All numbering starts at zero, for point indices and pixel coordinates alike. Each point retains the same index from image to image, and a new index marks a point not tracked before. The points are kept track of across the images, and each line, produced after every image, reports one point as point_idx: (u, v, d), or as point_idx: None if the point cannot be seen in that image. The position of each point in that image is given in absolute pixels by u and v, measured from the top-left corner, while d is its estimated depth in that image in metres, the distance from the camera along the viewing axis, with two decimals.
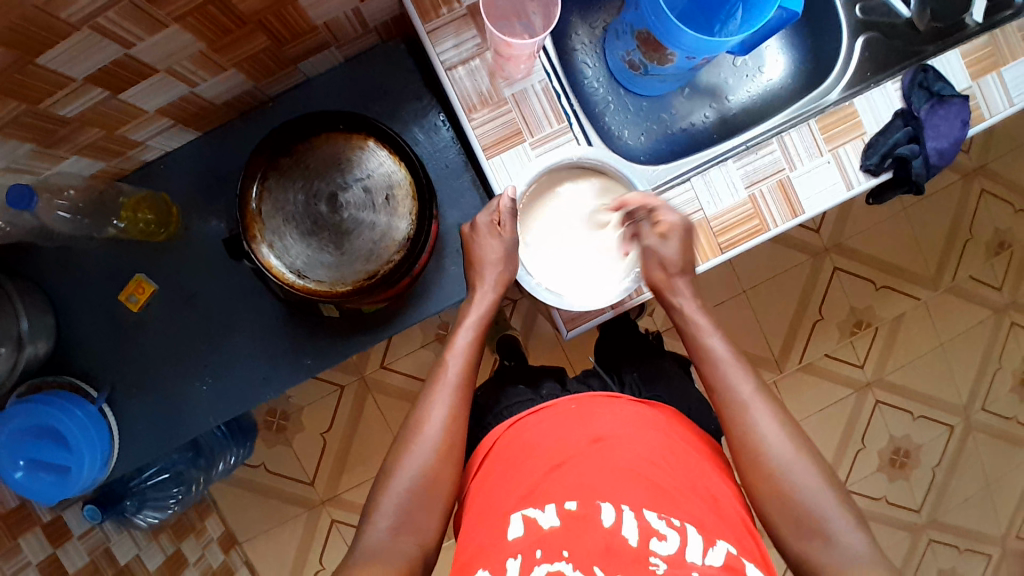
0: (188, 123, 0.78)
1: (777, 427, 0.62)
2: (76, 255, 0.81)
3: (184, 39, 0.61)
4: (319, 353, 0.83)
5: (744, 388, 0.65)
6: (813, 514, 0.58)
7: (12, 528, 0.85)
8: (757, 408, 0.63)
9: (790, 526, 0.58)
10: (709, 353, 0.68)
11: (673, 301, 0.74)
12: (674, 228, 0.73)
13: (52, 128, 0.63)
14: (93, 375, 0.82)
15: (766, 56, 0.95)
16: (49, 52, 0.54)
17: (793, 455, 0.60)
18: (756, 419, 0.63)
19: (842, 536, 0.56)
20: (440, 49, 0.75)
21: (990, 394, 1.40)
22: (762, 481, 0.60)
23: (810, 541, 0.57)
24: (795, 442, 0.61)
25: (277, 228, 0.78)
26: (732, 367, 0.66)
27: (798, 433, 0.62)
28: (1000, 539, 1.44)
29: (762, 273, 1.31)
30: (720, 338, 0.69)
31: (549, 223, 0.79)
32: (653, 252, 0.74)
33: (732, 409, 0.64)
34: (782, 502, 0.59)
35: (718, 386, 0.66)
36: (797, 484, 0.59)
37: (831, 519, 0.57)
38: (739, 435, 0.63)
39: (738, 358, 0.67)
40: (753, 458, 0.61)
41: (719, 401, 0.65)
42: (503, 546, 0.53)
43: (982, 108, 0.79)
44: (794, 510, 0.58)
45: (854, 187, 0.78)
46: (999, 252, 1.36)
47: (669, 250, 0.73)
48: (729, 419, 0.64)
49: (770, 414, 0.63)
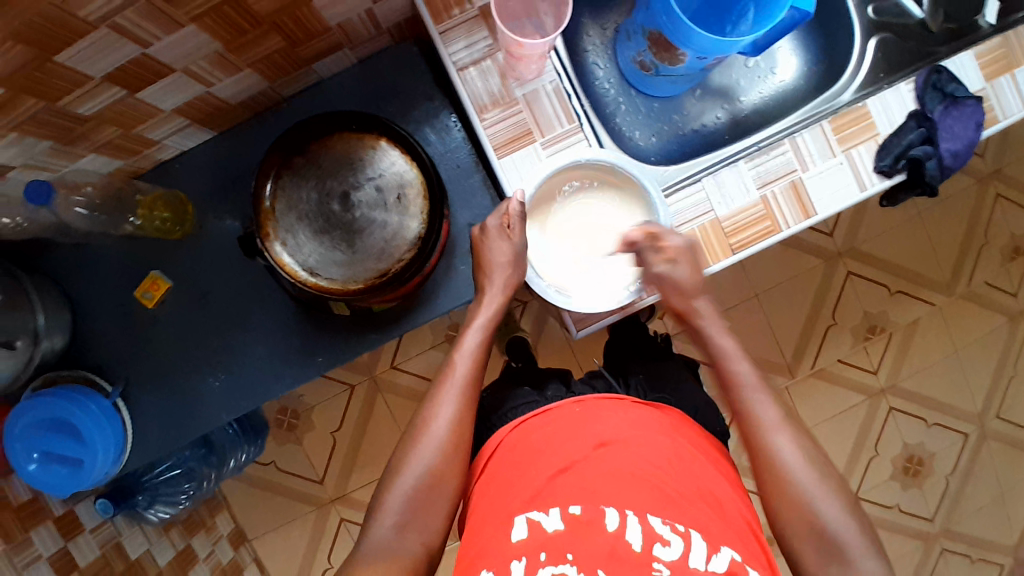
0: (204, 122, 0.79)
1: (800, 453, 0.61)
2: (92, 251, 0.82)
3: (199, 39, 0.62)
4: (329, 351, 0.84)
5: (768, 414, 0.64)
6: (834, 539, 0.58)
7: (25, 521, 0.86)
8: (781, 434, 0.63)
9: (808, 549, 0.58)
10: (731, 376, 0.67)
11: (699, 325, 0.72)
12: (681, 252, 0.72)
13: (69, 126, 0.65)
14: (107, 370, 0.83)
15: (778, 56, 0.94)
16: (68, 50, 0.55)
17: (815, 481, 0.60)
18: (780, 445, 0.62)
19: (862, 563, 0.56)
20: (451, 49, 0.76)
21: (1005, 401, 1.38)
22: (784, 506, 0.60)
23: (830, 566, 0.57)
24: (817, 468, 0.61)
25: (289, 225, 0.79)
26: (756, 392, 0.65)
27: (818, 456, 0.62)
28: (1014, 550, 1.41)
29: (774, 276, 1.31)
30: (746, 364, 0.68)
31: (558, 226, 0.80)
32: (667, 277, 0.71)
33: (755, 434, 0.63)
34: (802, 525, 0.59)
35: (742, 411, 0.65)
36: (821, 511, 0.59)
37: (852, 545, 0.57)
38: (762, 459, 0.62)
39: (763, 382, 0.66)
40: (775, 482, 0.61)
41: (742, 424, 0.65)
42: (506, 547, 0.53)
43: (996, 109, 0.78)
44: (815, 532, 0.58)
45: (867, 189, 0.77)
46: (1014, 258, 1.34)
47: (681, 274, 0.71)
48: (751, 442, 0.64)
49: (794, 439, 0.62)
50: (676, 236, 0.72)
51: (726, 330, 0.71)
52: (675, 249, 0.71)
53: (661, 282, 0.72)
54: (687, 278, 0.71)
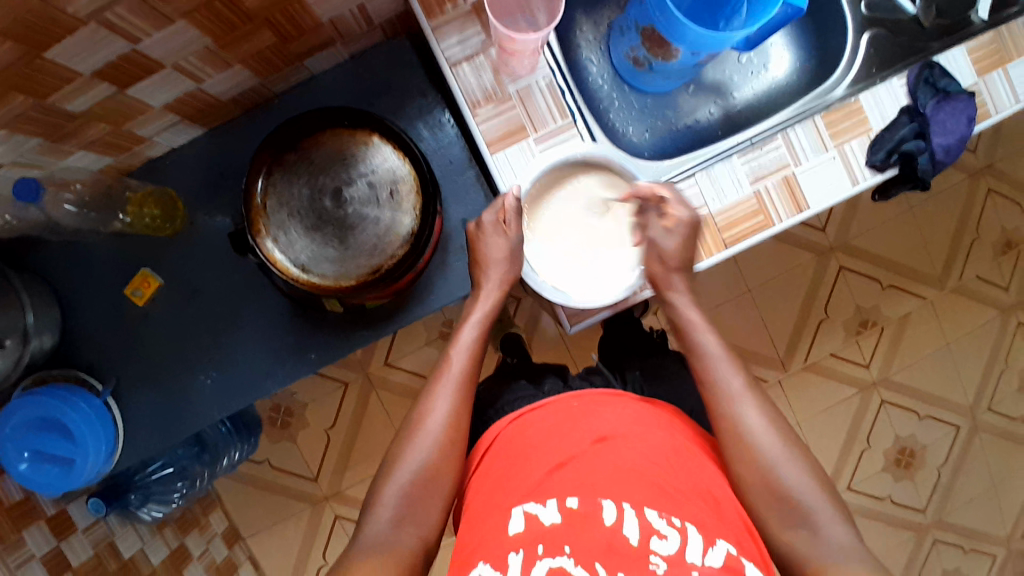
0: (194, 118, 0.78)
1: (764, 421, 0.62)
2: (82, 249, 0.82)
3: (190, 34, 0.61)
4: (323, 348, 0.84)
5: (732, 382, 0.65)
6: (799, 503, 0.58)
7: (16, 521, 0.85)
8: (744, 401, 0.64)
9: (773, 514, 0.59)
10: (699, 347, 0.68)
11: (670, 297, 0.74)
12: (682, 222, 0.73)
13: (58, 123, 0.64)
14: (98, 369, 0.82)
15: (771, 52, 0.94)
16: (56, 47, 0.54)
17: (779, 447, 0.61)
18: (743, 412, 0.63)
19: (827, 527, 0.57)
20: (444, 45, 0.76)
21: (996, 394, 1.39)
22: (748, 471, 0.60)
23: (796, 531, 0.58)
24: (780, 435, 0.62)
25: (281, 222, 0.79)
26: (720, 361, 0.67)
27: (782, 424, 0.63)
28: (1004, 540, 1.43)
29: (767, 271, 1.31)
30: (711, 335, 0.69)
31: (553, 217, 0.79)
32: (655, 244, 0.74)
33: (720, 402, 0.64)
34: (766, 490, 0.59)
35: (706, 380, 0.66)
36: (784, 476, 0.59)
37: (815, 509, 0.58)
38: (726, 427, 0.63)
39: (727, 352, 0.67)
40: (738, 448, 0.62)
41: (707, 395, 0.66)
42: (503, 540, 0.53)
43: (988, 104, 0.79)
44: (779, 497, 0.59)
45: (860, 183, 0.78)
46: (1005, 252, 1.35)
47: (669, 244, 0.73)
48: (715, 410, 0.65)
49: (757, 407, 0.63)
50: (682, 206, 0.74)
51: (693, 302, 0.73)
52: (678, 219, 0.73)
53: (649, 247, 0.74)
54: (671, 248, 0.73)
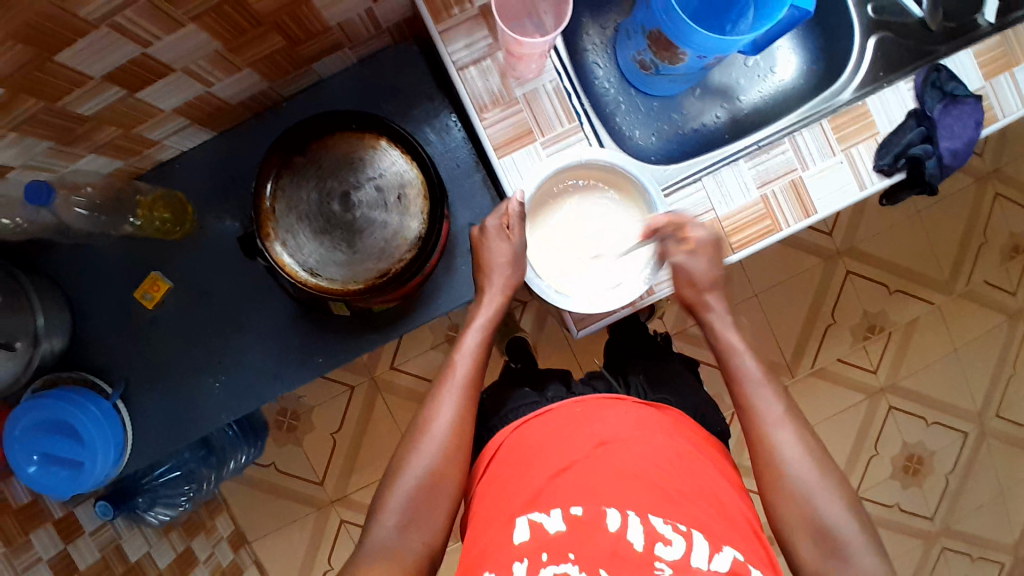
0: (204, 122, 0.79)
1: (801, 449, 0.61)
2: (92, 252, 0.82)
3: (199, 37, 0.62)
4: (329, 351, 0.84)
5: (772, 409, 0.64)
6: (834, 535, 0.57)
7: (24, 524, 0.86)
8: (782, 429, 0.63)
9: (806, 545, 0.58)
10: (737, 371, 0.68)
11: (706, 317, 0.73)
12: (704, 244, 0.72)
13: (70, 126, 0.65)
14: (106, 371, 0.83)
15: (777, 56, 0.94)
16: (67, 50, 0.55)
17: (816, 477, 0.60)
18: (781, 440, 0.62)
19: (861, 558, 0.56)
20: (452, 49, 0.76)
21: (1005, 399, 1.38)
22: (784, 502, 0.60)
23: (829, 562, 0.57)
24: (817, 464, 0.61)
25: (289, 226, 0.79)
26: (759, 387, 0.66)
27: (820, 453, 0.62)
28: (1014, 548, 1.41)
29: (773, 276, 1.31)
30: (751, 359, 0.68)
31: (555, 225, 0.80)
32: (683, 267, 0.72)
33: (756, 428, 0.64)
34: (801, 521, 0.59)
35: (745, 405, 0.66)
36: (820, 507, 0.59)
37: (850, 540, 0.57)
38: (762, 454, 0.63)
39: (767, 377, 0.67)
40: (774, 476, 0.61)
41: (745, 420, 0.65)
42: (507, 550, 0.53)
43: (995, 108, 0.78)
44: (815, 529, 0.58)
45: (867, 187, 0.77)
46: (1013, 256, 1.35)
47: (697, 265, 0.72)
48: (753, 436, 0.64)
49: (795, 434, 0.63)
50: (699, 227, 0.73)
51: (731, 323, 0.72)
52: (699, 240, 0.71)
53: (677, 271, 0.73)
54: (701, 270, 0.72)
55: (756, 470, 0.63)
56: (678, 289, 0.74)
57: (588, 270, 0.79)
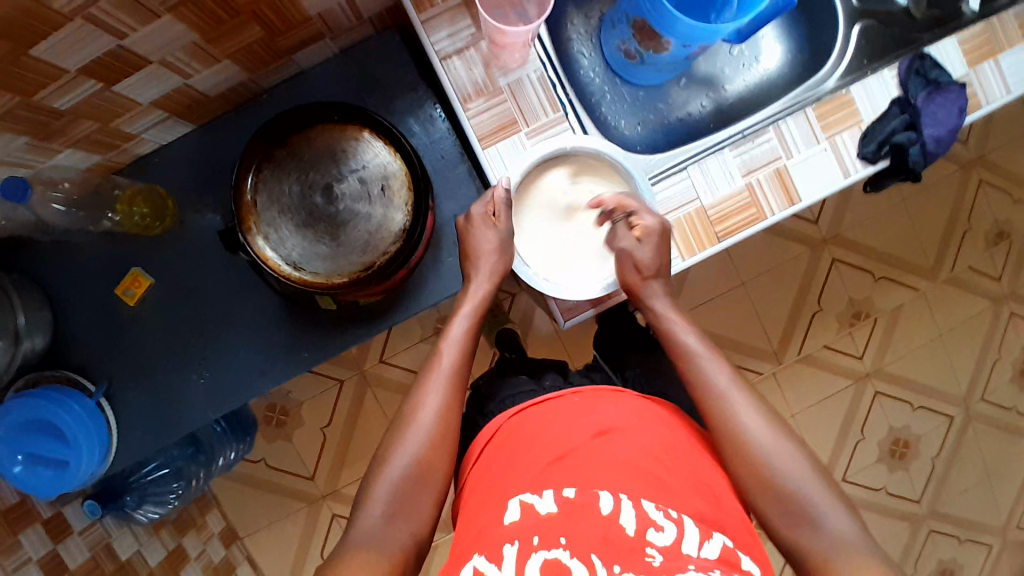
0: (182, 114, 0.77)
1: (756, 416, 0.62)
2: (72, 249, 0.81)
3: (176, 29, 0.60)
4: (316, 344, 0.83)
5: (720, 379, 0.65)
6: (800, 498, 0.58)
7: (13, 524, 0.85)
8: (734, 399, 0.63)
9: (773, 510, 0.59)
10: (680, 347, 0.68)
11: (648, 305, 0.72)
12: (651, 232, 0.72)
13: (46, 121, 0.63)
14: (90, 370, 0.82)
15: (762, 45, 0.94)
16: (42, 43, 0.54)
17: (775, 442, 0.61)
18: (735, 412, 0.63)
19: (833, 520, 0.57)
20: (434, 38, 0.75)
21: (989, 383, 1.40)
22: (745, 469, 0.61)
23: (799, 526, 0.58)
24: (774, 429, 0.62)
25: (272, 219, 0.78)
26: (707, 358, 0.66)
27: (775, 418, 0.63)
28: (999, 529, 1.44)
29: (760, 265, 1.31)
30: (694, 334, 0.69)
31: (540, 210, 0.79)
32: (630, 253, 0.72)
33: (710, 402, 0.64)
34: (766, 487, 0.59)
35: (693, 381, 0.66)
36: (783, 471, 0.59)
37: (819, 504, 0.58)
38: (718, 426, 0.63)
39: (713, 350, 0.67)
40: (734, 446, 0.62)
41: (695, 394, 0.65)
42: (499, 530, 0.53)
43: (979, 95, 0.79)
44: (782, 496, 0.59)
45: (851, 174, 0.78)
46: (997, 243, 1.36)
47: (643, 252, 0.72)
48: (704, 409, 0.64)
49: (748, 402, 0.63)
50: (649, 214, 0.73)
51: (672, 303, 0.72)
52: (647, 228, 0.71)
53: (623, 258, 0.72)
54: (648, 257, 0.72)
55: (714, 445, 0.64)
56: (622, 276, 0.73)
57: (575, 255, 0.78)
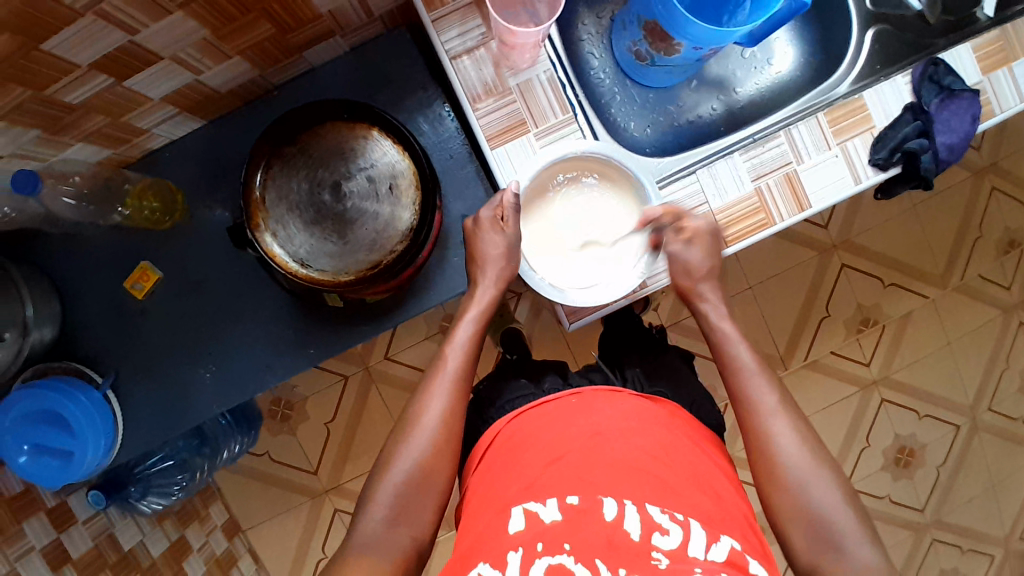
0: (192, 110, 0.77)
1: (797, 439, 0.62)
2: (81, 241, 0.81)
3: (187, 26, 0.61)
4: (321, 342, 0.84)
5: (767, 398, 0.64)
6: (830, 527, 0.58)
7: (18, 512, 0.86)
8: (778, 418, 0.63)
9: (798, 534, 0.59)
10: (731, 359, 0.68)
11: (700, 307, 0.74)
12: (700, 233, 0.74)
13: (57, 114, 0.64)
14: (97, 361, 0.82)
15: (775, 48, 0.93)
16: (55, 38, 0.54)
17: (813, 469, 0.60)
18: (774, 429, 0.63)
19: (856, 549, 0.56)
20: (444, 37, 0.75)
21: (997, 393, 1.38)
22: (777, 493, 0.60)
23: (824, 552, 0.57)
24: (815, 456, 0.61)
25: (280, 216, 0.78)
26: (755, 376, 0.66)
27: (817, 445, 0.62)
28: (1003, 541, 1.43)
29: (768, 268, 1.31)
30: (745, 348, 0.69)
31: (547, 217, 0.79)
32: (679, 258, 0.74)
33: (752, 416, 0.64)
34: (797, 512, 0.59)
35: (738, 393, 0.66)
36: (819, 500, 0.59)
37: (845, 533, 0.57)
38: (757, 443, 0.63)
39: (762, 368, 0.67)
40: (769, 465, 0.62)
41: (740, 409, 0.66)
42: (503, 539, 0.53)
43: (993, 102, 0.78)
44: (810, 520, 0.58)
45: (862, 181, 0.77)
46: (1008, 251, 1.35)
47: (693, 255, 0.74)
48: (748, 425, 0.64)
49: (791, 426, 0.63)
50: (697, 217, 0.75)
51: (725, 312, 0.73)
52: (696, 230, 0.73)
53: (672, 260, 0.75)
54: (698, 260, 0.74)
55: (750, 462, 0.64)
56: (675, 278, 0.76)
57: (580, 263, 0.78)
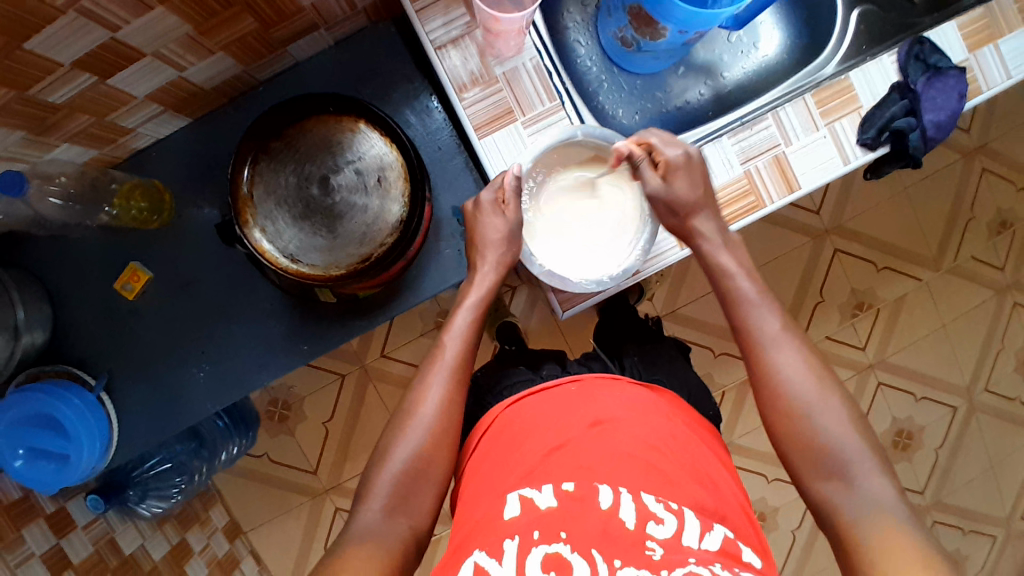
0: (179, 108, 0.77)
1: (801, 366, 0.62)
2: (70, 243, 0.81)
3: (170, 21, 0.60)
4: (315, 338, 0.83)
5: (768, 327, 0.64)
6: (836, 452, 0.58)
7: (16, 519, 0.85)
8: (782, 347, 0.63)
9: (802, 462, 0.59)
10: (734, 292, 0.68)
11: (696, 242, 0.72)
12: (679, 167, 0.71)
13: (41, 115, 0.63)
14: (90, 364, 0.82)
15: (761, 31, 0.93)
16: (35, 37, 0.54)
17: (818, 395, 0.60)
18: (778, 358, 0.63)
19: (865, 480, 0.57)
20: (428, 28, 0.75)
21: (992, 374, 1.39)
22: (784, 421, 0.61)
23: (830, 479, 0.58)
24: (820, 382, 0.61)
25: (269, 212, 0.78)
26: (757, 307, 0.66)
27: (823, 371, 0.62)
28: (1003, 520, 1.43)
29: (762, 255, 1.30)
30: (746, 281, 0.68)
31: (550, 206, 0.78)
32: (664, 196, 0.71)
33: (755, 348, 0.64)
34: (803, 439, 0.59)
35: (740, 325, 0.66)
36: (826, 425, 0.59)
37: (853, 462, 0.57)
38: (760, 373, 0.63)
39: (764, 299, 0.67)
40: (772, 394, 0.62)
41: (743, 340, 0.66)
42: (500, 526, 0.52)
43: (979, 80, 0.78)
44: (815, 447, 0.59)
45: (851, 161, 0.77)
46: (1000, 232, 1.35)
47: (679, 190, 0.71)
48: (751, 357, 0.64)
49: (794, 353, 0.63)
50: (671, 148, 0.72)
51: (725, 241, 0.72)
52: (672, 162, 0.71)
53: (656, 201, 0.72)
54: (685, 194, 0.71)
55: (755, 392, 0.64)
56: (665, 218, 0.73)
57: (587, 248, 0.77)
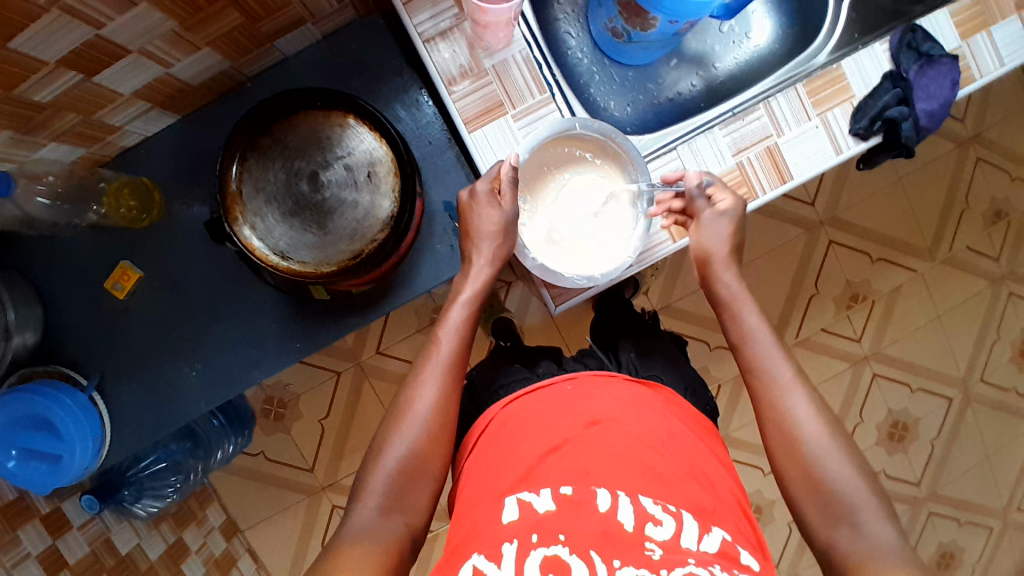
0: (165, 105, 0.76)
1: (813, 414, 0.61)
2: (59, 242, 0.80)
3: (155, 17, 0.60)
4: (307, 336, 0.83)
5: (782, 373, 0.64)
6: (845, 500, 0.57)
7: (11, 520, 0.84)
8: (794, 392, 0.63)
9: (813, 507, 0.59)
10: (747, 330, 0.68)
11: (716, 280, 0.72)
12: (733, 207, 0.73)
13: (27, 114, 0.62)
14: (81, 364, 0.81)
15: (752, 21, 0.93)
16: (19, 36, 0.53)
17: (828, 444, 0.60)
18: (791, 404, 0.62)
19: (873, 526, 0.56)
20: (416, 20, 0.74)
21: (988, 364, 1.39)
22: (795, 467, 0.60)
23: (838, 526, 0.57)
24: (833, 431, 0.61)
25: (258, 209, 0.78)
26: (773, 351, 0.65)
27: (835, 420, 0.62)
28: (1000, 510, 1.44)
29: (758, 248, 1.30)
30: (760, 320, 0.68)
31: (548, 200, 0.78)
32: (712, 227, 0.72)
33: (768, 391, 0.64)
34: (809, 486, 0.59)
35: (752, 367, 0.66)
36: (834, 474, 0.59)
37: (862, 509, 0.57)
38: (771, 417, 0.63)
39: (777, 342, 0.66)
40: (784, 441, 0.61)
41: (754, 381, 0.65)
42: (498, 529, 0.51)
43: (972, 68, 0.78)
44: (827, 492, 0.58)
45: (844, 152, 0.77)
46: (995, 222, 1.35)
47: (725, 227, 0.72)
48: (764, 400, 0.64)
49: (807, 398, 0.62)
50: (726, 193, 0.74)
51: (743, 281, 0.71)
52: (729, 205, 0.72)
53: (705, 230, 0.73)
54: (723, 235, 0.72)
55: (765, 437, 0.64)
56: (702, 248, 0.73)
57: (586, 240, 0.77)
